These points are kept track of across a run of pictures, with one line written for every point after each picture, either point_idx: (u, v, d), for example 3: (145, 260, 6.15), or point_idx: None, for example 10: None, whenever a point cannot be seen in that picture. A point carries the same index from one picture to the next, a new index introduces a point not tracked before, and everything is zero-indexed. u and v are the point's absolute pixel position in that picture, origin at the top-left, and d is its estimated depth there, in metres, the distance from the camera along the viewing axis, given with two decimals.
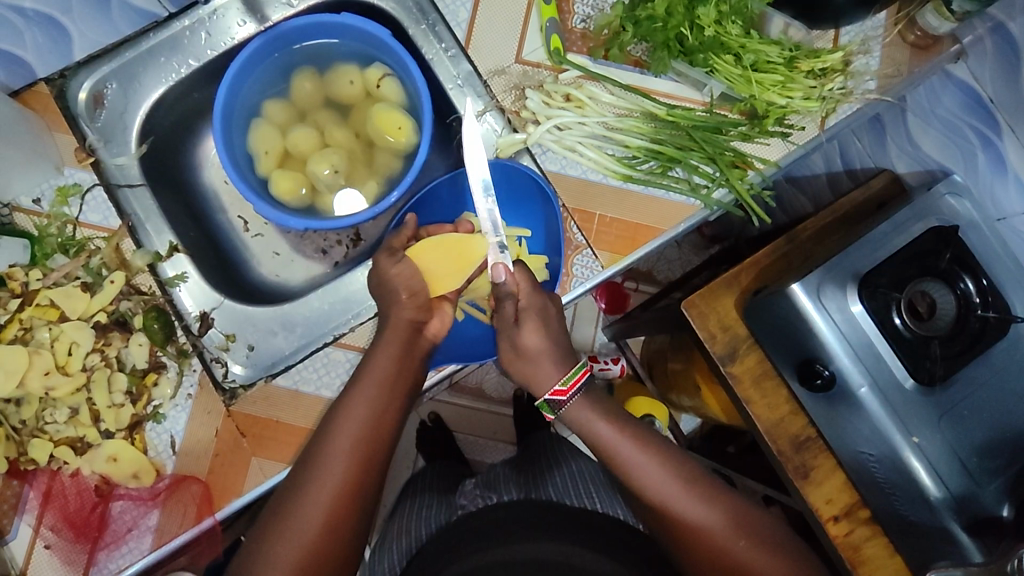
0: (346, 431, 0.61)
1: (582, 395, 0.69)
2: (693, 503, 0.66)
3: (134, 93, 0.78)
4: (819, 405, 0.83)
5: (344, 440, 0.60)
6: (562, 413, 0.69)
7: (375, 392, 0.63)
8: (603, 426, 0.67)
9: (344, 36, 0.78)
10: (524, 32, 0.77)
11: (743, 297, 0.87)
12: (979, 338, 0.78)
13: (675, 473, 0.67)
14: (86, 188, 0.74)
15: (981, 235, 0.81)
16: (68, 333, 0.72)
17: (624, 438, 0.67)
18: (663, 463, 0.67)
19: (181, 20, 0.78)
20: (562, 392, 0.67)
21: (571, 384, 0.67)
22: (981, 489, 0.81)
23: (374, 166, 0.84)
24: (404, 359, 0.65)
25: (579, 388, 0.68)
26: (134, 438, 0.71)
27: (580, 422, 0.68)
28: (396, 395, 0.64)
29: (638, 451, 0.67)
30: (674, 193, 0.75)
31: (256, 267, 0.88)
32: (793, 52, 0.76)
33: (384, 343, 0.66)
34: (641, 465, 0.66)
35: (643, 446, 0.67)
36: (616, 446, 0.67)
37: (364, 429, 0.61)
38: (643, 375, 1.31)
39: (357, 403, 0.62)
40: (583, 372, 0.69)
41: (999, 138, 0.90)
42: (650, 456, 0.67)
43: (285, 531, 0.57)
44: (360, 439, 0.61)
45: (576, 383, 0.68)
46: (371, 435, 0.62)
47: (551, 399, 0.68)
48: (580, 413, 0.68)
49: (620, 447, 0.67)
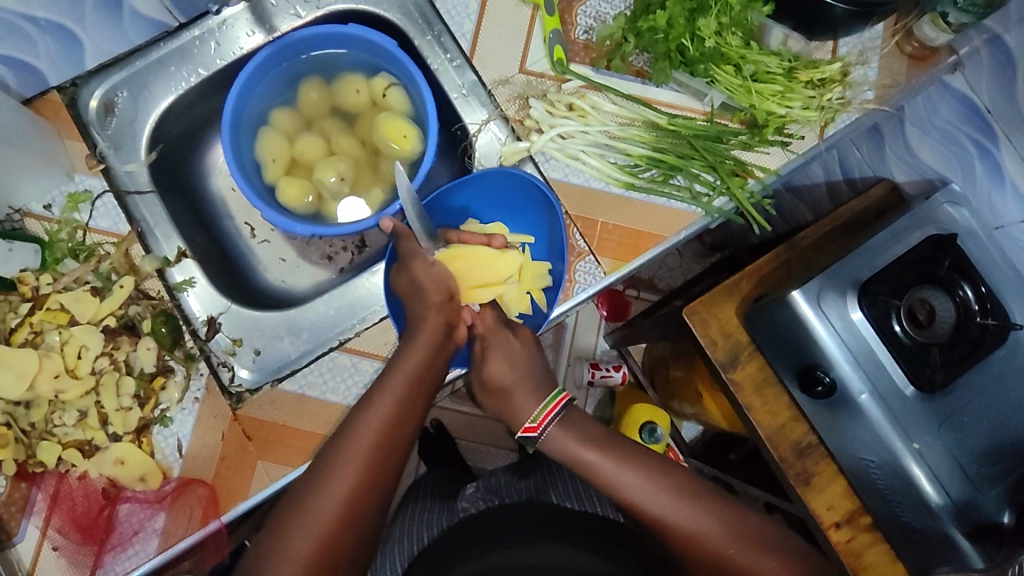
0: (359, 443, 0.61)
1: (556, 423, 0.70)
2: (684, 512, 0.66)
3: (144, 101, 0.79)
4: (820, 412, 0.84)
5: (357, 451, 0.60)
6: (541, 446, 0.70)
7: (392, 406, 0.63)
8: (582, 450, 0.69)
9: (350, 46, 0.80)
10: (528, 42, 0.79)
11: (743, 305, 0.88)
12: (978, 344, 0.79)
13: (659, 486, 0.67)
14: (96, 194, 0.75)
15: (979, 242, 0.82)
16: (78, 336, 0.73)
17: (603, 458, 0.68)
18: (645, 478, 0.67)
19: (191, 30, 0.80)
20: (533, 429, 0.69)
21: (540, 420, 0.70)
22: (981, 495, 0.81)
23: (380, 173, 0.85)
24: (421, 370, 0.65)
25: (554, 418, 0.70)
26: (142, 441, 0.72)
27: (559, 450, 0.69)
28: (408, 412, 0.64)
29: (618, 469, 0.68)
30: (675, 200, 0.76)
31: (263, 273, 0.89)
32: (792, 63, 0.78)
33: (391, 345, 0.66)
34: (623, 481, 0.67)
35: (622, 464, 0.68)
36: (595, 467, 0.68)
37: (377, 443, 0.61)
38: (644, 382, 1.31)
39: (372, 415, 0.63)
40: (555, 401, 0.71)
41: (996, 147, 0.90)
42: (632, 471, 0.68)
43: (293, 538, 0.57)
44: (373, 451, 0.61)
45: (546, 415, 0.70)
46: (382, 449, 0.61)
47: (525, 435, 0.70)
48: (559, 441, 0.69)
49: (600, 467, 0.68)
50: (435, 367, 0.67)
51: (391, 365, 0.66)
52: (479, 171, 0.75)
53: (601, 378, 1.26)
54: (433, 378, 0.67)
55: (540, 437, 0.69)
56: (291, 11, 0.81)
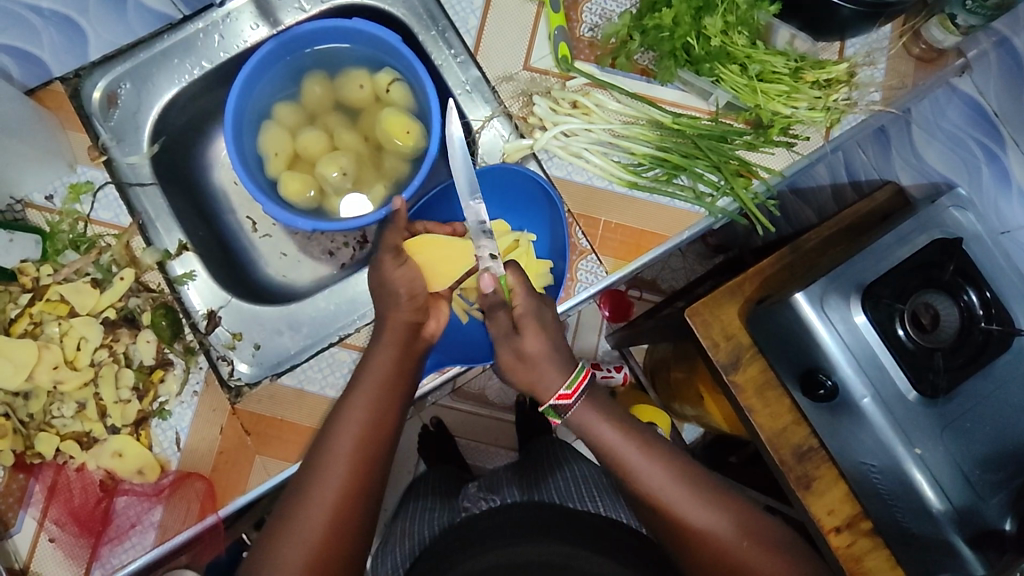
0: (338, 451, 0.61)
1: (585, 400, 0.68)
2: (695, 507, 0.66)
3: (146, 93, 0.79)
4: (822, 415, 0.83)
5: (335, 462, 0.60)
6: (568, 417, 0.68)
7: (366, 413, 0.63)
8: (609, 432, 0.67)
9: (355, 40, 0.79)
10: (533, 39, 0.79)
11: (746, 306, 0.87)
12: (983, 349, 0.78)
13: (679, 478, 0.67)
14: (98, 186, 0.75)
15: (984, 246, 0.82)
16: (78, 328, 0.73)
17: (624, 440, 0.67)
18: (667, 469, 0.67)
19: (195, 23, 0.79)
20: (567, 396, 0.66)
21: (575, 386, 0.66)
22: (983, 502, 0.81)
23: (383, 169, 0.84)
24: (393, 369, 0.65)
25: (582, 392, 0.68)
26: (140, 434, 0.72)
27: (584, 426, 0.68)
28: (388, 411, 0.64)
29: (642, 455, 0.67)
30: (679, 200, 0.76)
31: (264, 267, 0.89)
32: (799, 63, 0.76)
33: (396, 337, 0.66)
34: (646, 468, 0.66)
35: (647, 451, 0.67)
36: (619, 451, 0.67)
37: (357, 447, 0.61)
38: (645, 384, 1.31)
39: (346, 425, 0.62)
40: (584, 374, 0.68)
41: (1004, 151, 0.91)
42: (654, 460, 0.67)
43: (288, 544, 0.57)
44: (354, 459, 0.61)
45: (579, 385, 0.67)
46: (366, 449, 0.61)
47: (558, 404, 0.67)
48: (586, 418, 0.68)
49: (623, 450, 0.67)
50: (406, 367, 0.66)
51: (361, 370, 0.65)
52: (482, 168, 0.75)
53: (603, 379, 1.26)
54: (407, 377, 0.66)
55: (572, 406, 0.67)
56: (296, 4, 0.81)
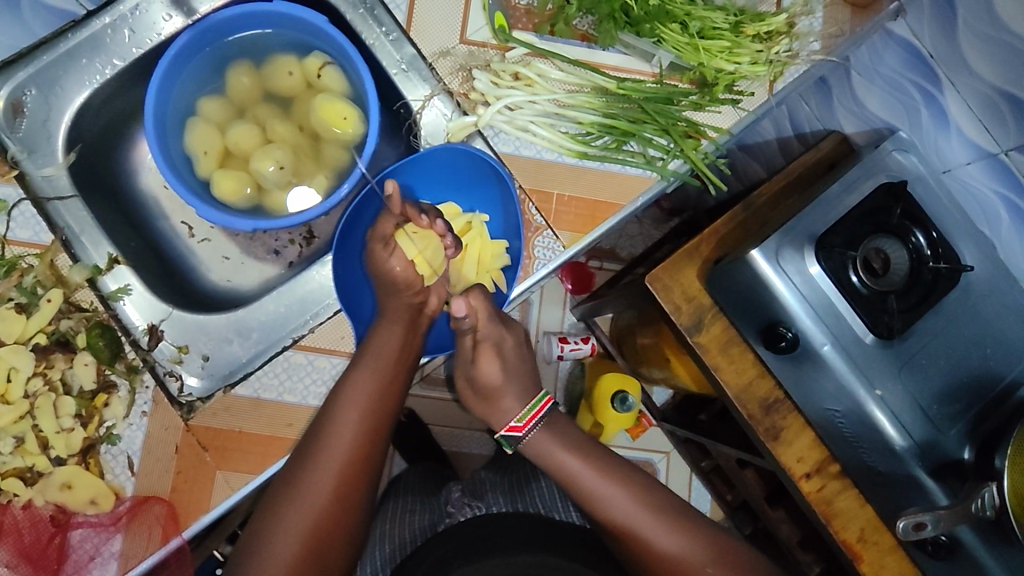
0: (343, 422, 0.61)
1: (541, 428, 0.69)
2: (669, 534, 0.65)
3: (57, 98, 0.72)
4: (786, 367, 0.83)
5: (338, 437, 0.61)
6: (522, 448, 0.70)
7: (358, 419, 0.62)
8: (569, 457, 0.67)
9: (279, 25, 0.75)
10: (466, 10, 0.75)
11: (706, 266, 0.87)
12: (932, 288, 0.80)
13: (643, 500, 0.67)
14: (12, 204, 0.70)
15: (926, 186, 0.85)
16: (7, 357, 0.67)
17: (587, 467, 0.67)
18: (630, 493, 0.67)
19: (101, 17, 0.72)
20: (518, 428, 0.68)
21: (528, 419, 0.68)
22: (943, 435, 0.83)
23: (323, 159, 0.80)
24: (397, 352, 0.65)
25: (537, 422, 0.69)
26: (88, 462, 0.67)
27: (549, 457, 0.68)
28: (391, 390, 0.64)
29: (615, 493, 0.66)
30: (630, 166, 0.74)
31: (206, 273, 0.84)
32: (738, 17, 0.78)
33: (387, 326, 0.67)
34: (614, 499, 0.66)
35: (614, 479, 0.67)
36: (599, 495, 0.66)
37: (363, 418, 0.62)
38: (613, 351, 1.28)
39: (340, 432, 0.61)
40: (541, 405, 0.70)
41: (941, 93, 0.86)
42: (620, 484, 0.67)
43: (289, 512, 0.58)
44: (355, 442, 0.61)
45: (531, 417, 0.68)
46: (370, 422, 0.62)
47: (509, 434, 0.69)
48: (545, 448, 0.68)
49: (591, 484, 0.67)
50: (400, 362, 0.66)
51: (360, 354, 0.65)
52: (438, 149, 0.72)
53: (571, 352, 1.25)
54: (402, 373, 0.66)
55: (523, 437, 0.69)
56: None
